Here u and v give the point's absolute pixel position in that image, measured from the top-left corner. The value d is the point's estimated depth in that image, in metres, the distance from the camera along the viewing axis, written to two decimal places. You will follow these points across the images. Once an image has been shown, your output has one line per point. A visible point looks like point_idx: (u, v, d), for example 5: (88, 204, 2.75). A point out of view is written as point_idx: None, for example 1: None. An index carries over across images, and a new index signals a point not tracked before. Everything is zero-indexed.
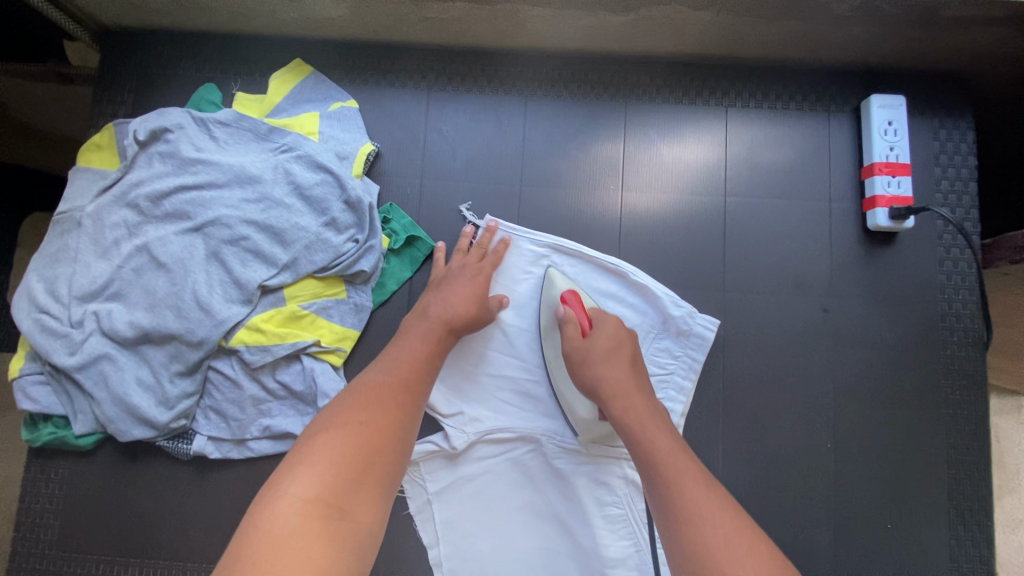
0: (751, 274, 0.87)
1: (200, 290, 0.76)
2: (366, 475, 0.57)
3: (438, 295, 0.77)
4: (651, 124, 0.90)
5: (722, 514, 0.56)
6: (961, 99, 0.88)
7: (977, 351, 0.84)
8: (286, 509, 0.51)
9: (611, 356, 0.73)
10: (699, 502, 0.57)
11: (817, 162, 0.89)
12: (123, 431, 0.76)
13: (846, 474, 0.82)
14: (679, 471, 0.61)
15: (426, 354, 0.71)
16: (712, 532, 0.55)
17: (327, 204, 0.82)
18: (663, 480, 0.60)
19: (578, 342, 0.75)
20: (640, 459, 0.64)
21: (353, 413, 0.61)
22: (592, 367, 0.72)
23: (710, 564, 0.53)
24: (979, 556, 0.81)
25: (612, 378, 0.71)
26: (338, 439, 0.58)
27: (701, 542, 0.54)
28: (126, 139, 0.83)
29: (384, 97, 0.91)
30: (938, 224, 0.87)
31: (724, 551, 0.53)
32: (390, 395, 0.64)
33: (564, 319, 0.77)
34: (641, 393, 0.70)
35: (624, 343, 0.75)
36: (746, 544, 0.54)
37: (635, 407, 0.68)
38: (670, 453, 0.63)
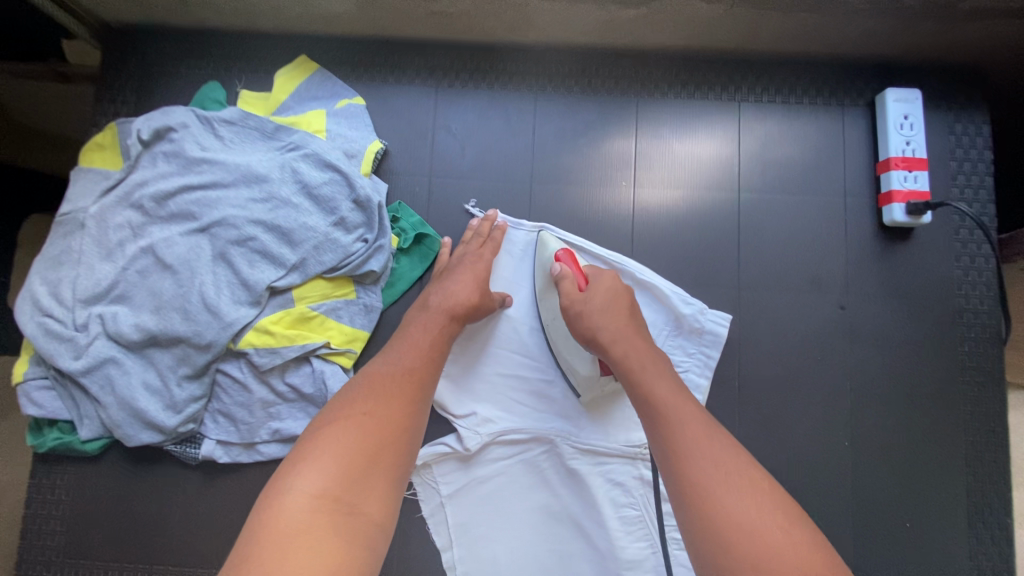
0: (766, 270, 0.84)
1: (208, 291, 0.77)
2: (373, 469, 0.57)
3: (439, 286, 0.76)
4: (663, 119, 0.88)
5: (723, 455, 0.56)
6: (979, 92, 0.86)
7: (996, 347, 0.82)
8: (293, 506, 0.52)
9: (609, 307, 0.72)
10: (699, 441, 0.57)
11: (829, 157, 0.87)
12: (130, 435, 0.79)
13: (862, 473, 0.80)
14: (679, 410, 0.60)
15: (433, 342, 0.70)
16: (712, 469, 0.55)
17: (335, 203, 0.81)
18: (663, 418, 0.60)
19: (574, 296, 0.73)
20: (640, 402, 0.63)
21: (358, 406, 0.61)
22: (590, 317, 0.71)
23: (709, 498, 0.53)
24: (999, 553, 0.79)
25: (611, 324, 0.70)
26: (344, 433, 0.58)
27: (701, 478, 0.54)
28: (130, 138, 0.84)
29: (391, 93, 0.89)
30: (955, 218, 0.84)
31: (724, 489, 0.54)
32: (395, 386, 0.64)
33: (559, 275, 0.75)
34: (641, 339, 0.70)
35: (623, 294, 0.74)
36: (745, 484, 0.54)
37: (635, 351, 0.68)
38: (670, 395, 0.62)
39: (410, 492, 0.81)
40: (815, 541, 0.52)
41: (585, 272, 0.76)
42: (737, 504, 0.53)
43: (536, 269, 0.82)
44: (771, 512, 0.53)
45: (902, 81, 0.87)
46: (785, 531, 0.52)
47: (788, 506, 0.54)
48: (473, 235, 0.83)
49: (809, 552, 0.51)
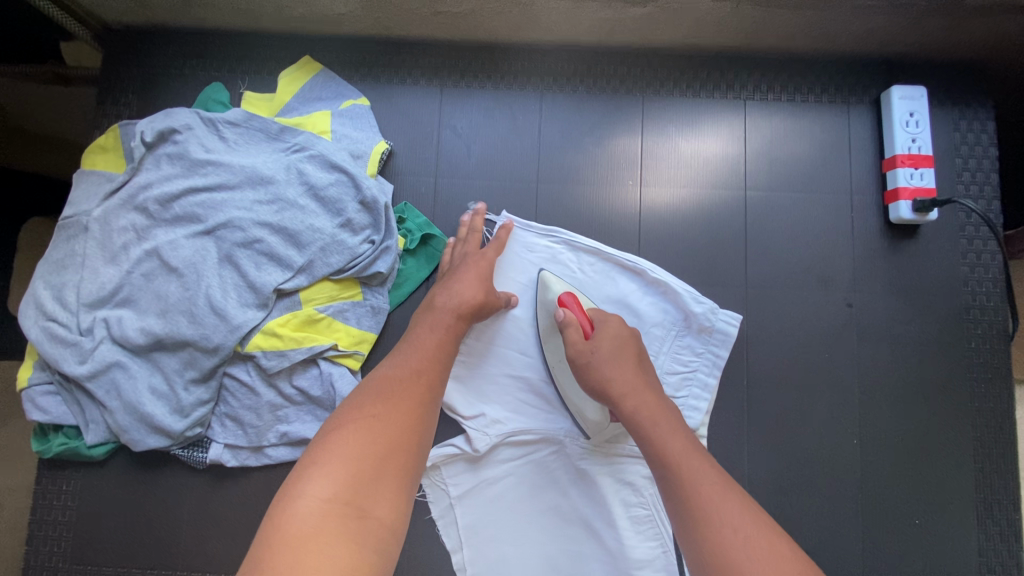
0: (774, 268, 0.84)
1: (215, 294, 0.77)
2: (384, 472, 0.57)
3: (443, 287, 0.76)
4: (668, 117, 0.88)
5: (742, 517, 0.56)
6: (983, 89, 0.86)
7: (1003, 344, 0.82)
8: (304, 510, 0.52)
9: (618, 354, 0.71)
10: (716, 502, 0.57)
11: (835, 155, 0.87)
12: (137, 439, 0.78)
13: (871, 471, 0.80)
14: (693, 470, 0.60)
15: (440, 344, 0.70)
16: (731, 533, 0.54)
17: (342, 204, 0.81)
18: (678, 481, 0.59)
19: (580, 346, 0.71)
20: (654, 460, 0.63)
21: (367, 409, 0.61)
22: (598, 369, 0.70)
23: (731, 568, 0.52)
24: (1008, 549, 0.79)
25: (620, 375, 0.69)
26: (354, 437, 0.58)
27: (720, 546, 0.54)
28: (133, 141, 0.84)
29: (396, 93, 0.89)
30: (961, 214, 0.84)
31: (745, 555, 0.53)
32: (403, 389, 0.64)
33: (564, 323, 0.74)
34: (650, 389, 0.69)
35: (630, 340, 0.73)
36: (767, 546, 0.53)
37: (645, 404, 0.67)
38: (683, 452, 0.62)
39: (420, 494, 0.81)
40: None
41: (591, 318, 0.75)
42: (761, 574, 0.52)
43: (540, 309, 0.81)
44: (794, 573, 0.52)
45: (906, 78, 0.87)
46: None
47: (811, 567, 0.53)
48: (476, 235, 0.82)
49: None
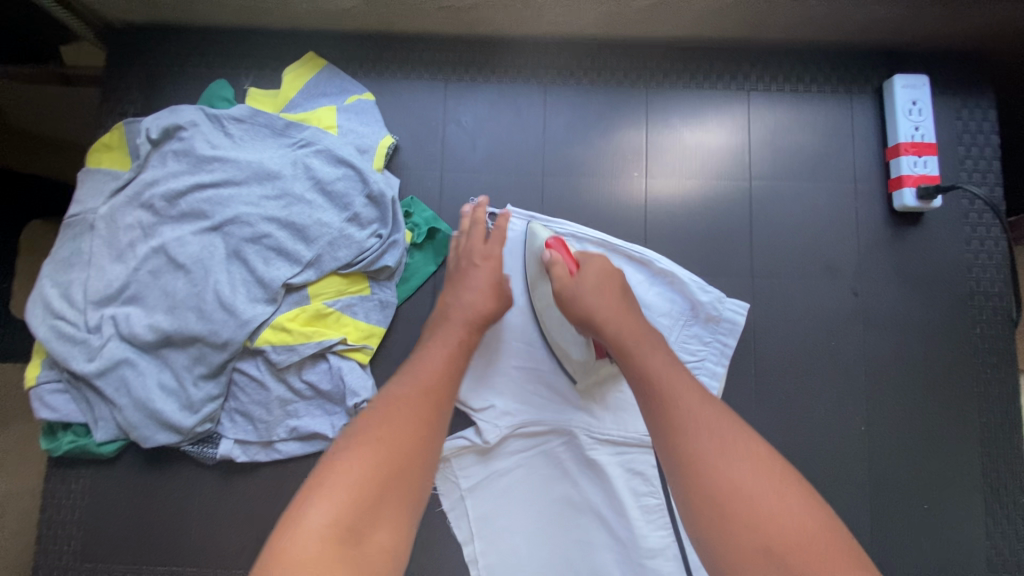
0: (780, 258, 0.85)
1: (223, 290, 0.77)
2: (385, 498, 0.56)
3: (453, 296, 0.74)
4: (671, 110, 0.89)
5: (719, 425, 0.57)
6: (984, 78, 0.87)
7: (1008, 329, 0.82)
8: (306, 537, 0.51)
9: (601, 287, 0.71)
10: (695, 411, 0.57)
11: (838, 144, 0.87)
12: (147, 436, 0.78)
13: (879, 457, 0.81)
14: (673, 382, 0.60)
15: (450, 362, 0.68)
16: (707, 438, 0.55)
17: (349, 199, 0.81)
18: (657, 393, 0.60)
19: (566, 281, 0.71)
20: (635, 379, 0.63)
21: (375, 430, 0.59)
22: (582, 300, 0.69)
23: (702, 467, 0.54)
24: (1014, 532, 0.80)
25: (602, 304, 0.69)
26: (357, 461, 0.56)
27: (695, 450, 0.55)
28: (139, 138, 0.84)
29: (401, 88, 0.89)
30: (965, 201, 0.85)
31: (719, 458, 0.54)
32: (412, 409, 0.61)
33: (551, 262, 0.73)
34: (632, 315, 0.69)
35: (613, 274, 0.73)
36: (741, 453, 0.55)
37: (626, 325, 0.67)
38: (664, 369, 0.61)
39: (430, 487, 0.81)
40: (810, 504, 0.53)
41: (576, 258, 0.74)
42: (733, 476, 0.53)
43: (527, 257, 0.81)
44: (768, 475, 0.54)
45: (907, 68, 0.88)
46: (780, 497, 0.52)
47: (784, 468, 0.55)
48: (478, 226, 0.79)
49: (804, 516, 0.52)
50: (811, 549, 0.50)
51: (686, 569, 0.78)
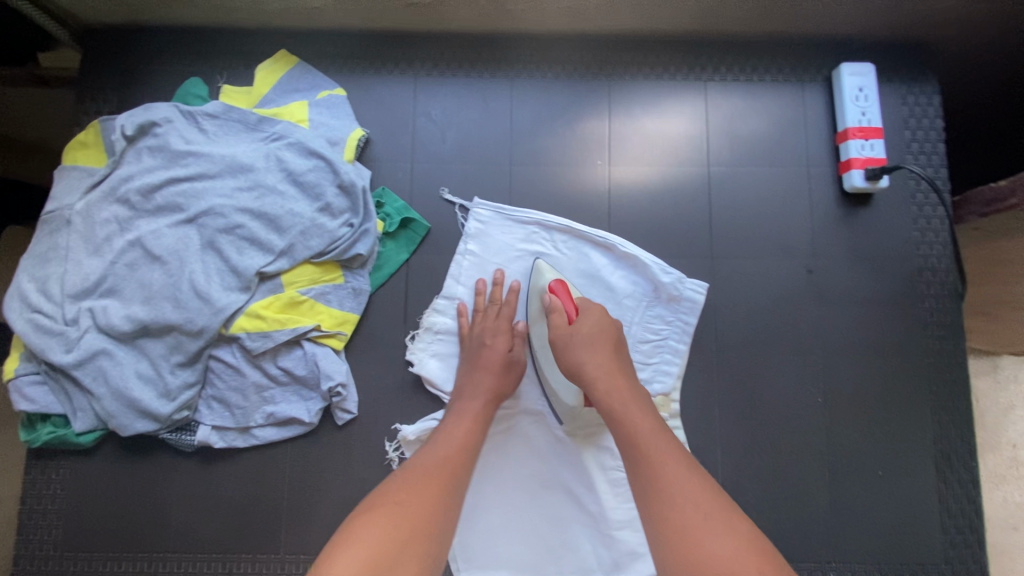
0: (738, 239, 0.89)
1: (198, 279, 0.79)
2: (404, 563, 0.55)
3: (466, 375, 0.79)
4: (634, 100, 0.92)
5: (703, 495, 0.58)
6: (928, 65, 0.91)
7: (954, 302, 0.86)
8: None
9: (595, 340, 0.73)
10: (677, 480, 0.59)
11: (791, 131, 0.91)
12: (126, 424, 0.80)
13: (836, 426, 0.85)
14: (660, 450, 0.62)
15: (468, 438, 0.71)
16: (693, 509, 0.57)
17: (321, 189, 0.84)
18: (645, 462, 0.62)
19: (562, 329, 0.75)
20: (624, 442, 0.65)
21: (394, 495, 0.61)
22: (574, 352, 0.72)
23: (689, 539, 0.55)
24: (966, 495, 0.84)
25: (594, 361, 0.71)
26: (379, 525, 0.57)
27: (679, 519, 0.57)
28: (113, 134, 0.86)
29: (372, 83, 0.92)
30: (912, 181, 0.89)
31: (704, 528, 0.56)
32: (431, 477, 0.64)
33: (551, 308, 0.77)
34: (624, 375, 0.71)
35: (611, 331, 0.74)
36: (725, 524, 0.56)
37: (618, 388, 0.69)
38: (651, 434, 0.64)
39: None
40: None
41: (576, 304, 0.77)
42: (717, 548, 0.54)
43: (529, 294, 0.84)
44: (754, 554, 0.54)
45: (855, 57, 0.92)
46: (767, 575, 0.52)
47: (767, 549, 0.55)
48: (489, 303, 0.85)
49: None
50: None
51: None
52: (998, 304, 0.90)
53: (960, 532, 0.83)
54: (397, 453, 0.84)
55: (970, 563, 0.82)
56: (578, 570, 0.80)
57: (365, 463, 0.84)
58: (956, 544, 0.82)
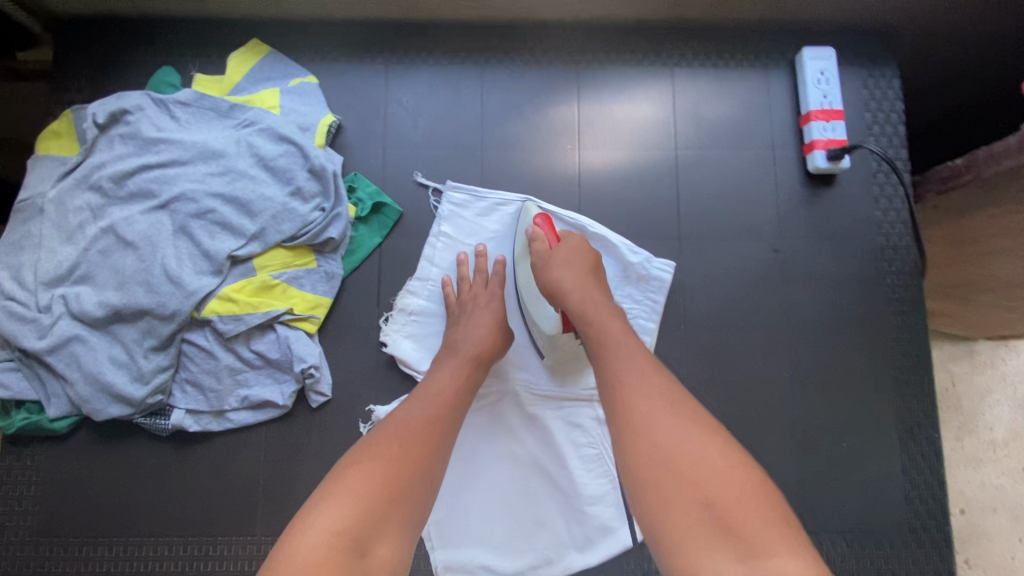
0: (705, 220, 0.90)
1: (169, 263, 0.80)
2: (390, 514, 0.57)
3: (461, 332, 0.79)
4: (603, 86, 0.93)
5: (668, 392, 0.59)
6: (888, 49, 0.93)
7: (915, 278, 0.89)
8: (312, 541, 0.53)
9: (572, 260, 0.75)
10: (637, 376, 0.60)
11: (756, 115, 0.93)
12: (99, 409, 0.80)
13: (802, 401, 0.86)
14: (625, 351, 0.63)
15: (457, 392, 0.71)
16: (655, 402, 0.57)
17: (292, 174, 0.85)
18: (608, 362, 0.63)
19: (544, 253, 0.78)
20: (592, 346, 0.66)
21: (382, 447, 0.61)
22: (550, 269, 0.75)
23: (648, 427, 0.56)
24: (929, 466, 0.86)
25: (569, 275, 0.73)
26: (366, 474, 0.58)
27: (635, 410, 0.57)
28: (85, 123, 0.86)
29: (344, 71, 0.93)
30: (873, 162, 0.91)
31: (665, 418, 0.56)
32: (419, 431, 0.64)
33: (533, 237, 0.80)
34: (598, 287, 0.72)
35: (589, 253, 0.76)
36: (682, 415, 0.56)
37: (591, 298, 0.70)
38: (619, 338, 0.64)
39: None
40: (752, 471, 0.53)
41: (558, 233, 0.80)
42: (676, 439, 0.54)
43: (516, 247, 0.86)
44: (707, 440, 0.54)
45: (817, 42, 0.95)
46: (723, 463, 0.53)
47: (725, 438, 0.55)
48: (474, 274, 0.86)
49: (744, 478, 0.52)
50: (749, 508, 0.50)
51: (623, 514, 0.83)
52: (974, 284, 0.92)
53: (924, 502, 0.85)
54: None
55: (934, 532, 0.84)
56: (551, 545, 0.82)
57: (340, 445, 0.85)
58: (920, 514, 0.85)
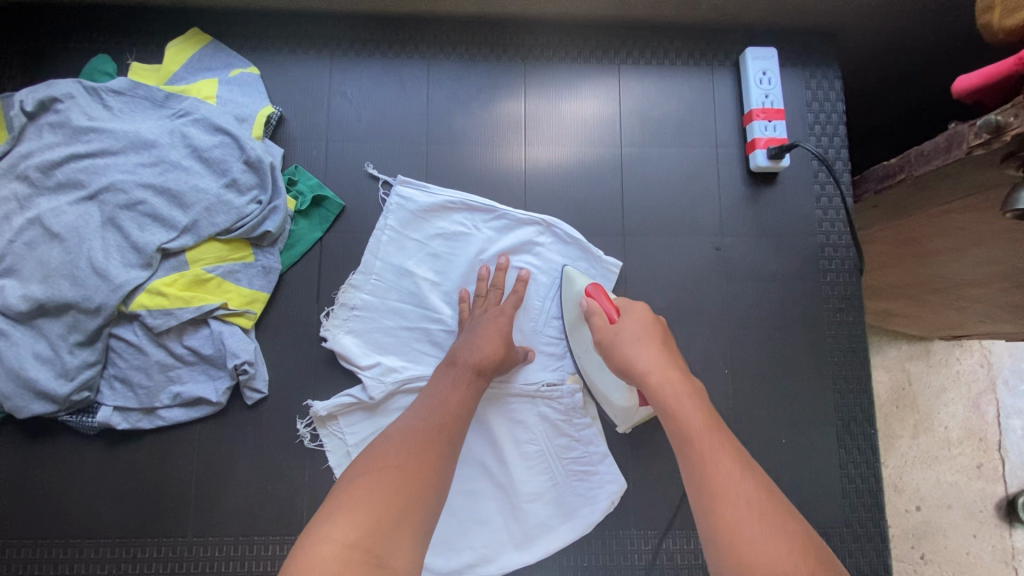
0: (650, 218, 0.91)
1: (97, 256, 0.77)
2: (404, 519, 0.56)
3: (464, 342, 0.77)
4: (551, 84, 0.93)
5: (757, 498, 0.56)
6: (829, 51, 0.95)
7: (853, 276, 0.90)
8: (326, 553, 0.51)
9: (643, 336, 0.72)
10: (732, 482, 0.57)
11: (702, 114, 0.94)
12: (21, 406, 0.77)
13: (743, 396, 0.87)
14: (716, 450, 0.60)
15: (461, 404, 0.70)
16: (743, 512, 0.55)
17: (226, 165, 0.83)
18: (697, 457, 0.60)
19: (607, 330, 0.75)
20: (676, 438, 0.63)
21: (392, 459, 0.61)
22: (623, 348, 0.72)
23: (737, 539, 0.53)
24: (865, 460, 0.87)
25: (645, 357, 0.70)
26: (378, 486, 0.57)
27: (733, 519, 0.55)
28: (12, 109, 0.82)
29: (286, 63, 0.92)
30: (813, 162, 0.93)
31: (756, 531, 0.53)
32: (425, 440, 0.64)
33: (591, 311, 0.78)
34: (678, 369, 0.69)
35: (655, 324, 0.74)
36: (777, 525, 0.54)
37: (673, 385, 0.67)
38: (705, 432, 0.62)
39: (316, 444, 0.84)
40: None
41: (616, 305, 0.76)
42: (767, 556, 0.52)
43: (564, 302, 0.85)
44: (801, 553, 0.52)
45: (763, 43, 0.95)
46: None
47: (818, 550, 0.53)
48: (491, 287, 0.85)
49: None
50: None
51: (562, 512, 0.83)
52: (924, 284, 0.94)
53: (860, 496, 0.86)
54: (308, 430, 0.84)
55: (869, 526, 0.85)
56: (489, 543, 0.81)
57: (276, 441, 0.83)
58: (857, 509, 0.86)
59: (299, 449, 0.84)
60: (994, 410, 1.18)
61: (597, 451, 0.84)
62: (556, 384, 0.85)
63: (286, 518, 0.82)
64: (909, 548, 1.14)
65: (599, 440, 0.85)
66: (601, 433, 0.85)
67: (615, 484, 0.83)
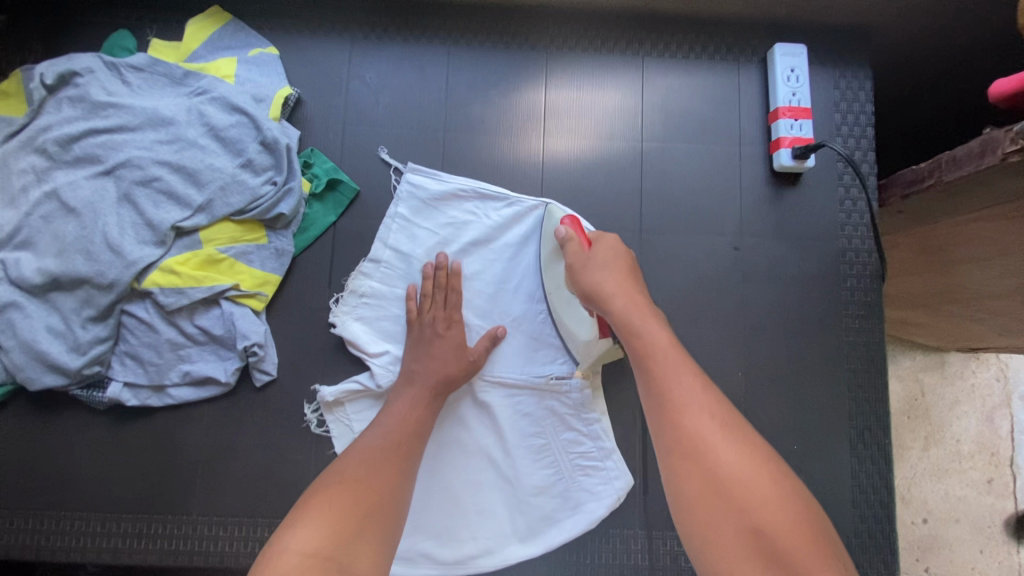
0: (669, 213, 0.89)
1: (111, 231, 0.77)
2: (366, 529, 0.56)
3: (413, 359, 0.78)
4: (572, 74, 0.92)
5: (714, 406, 0.56)
6: (862, 50, 0.92)
7: (876, 282, 0.88)
8: (287, 561, 0.50)
9: (610, 265, 0.73)
10: (689, 391, 0.57)
11: (725, 110, 0.92)
12: (33, 378, 0.77)
13: (755, 400, 0.86)
14: (673, 363, 0.60)
15: (417, 425, 0.72)
16: (701, 419, 0.55)
17: (243, 145, 0.83)
18: (656, 372, 0.60)
19: (579, 254, 0.74)
20: (635, 353, 0.63)
21: (349, 474, 0.61)
22: (591, 272, 0.72)
23: (699, 445, 0.54)
24: (878, 470, 0.85)
25: (610, 281, 0.71)
26: (337, 496, 0.58)
27: (691, 429, 0.55)
28: (34, 82, 0.82)
29: (306, 45, 0.91)
30: (838, 163, 0.91)
31: (714, 436, 0.54)
32: (382, 456, 0.65)
33: (565, 238, 0.77)
34: (641, 294, 0.70)
35: (624, 255, 0.74)
36: (735, 433, 0.55)
37: (634, 307, 0.67)
38: (665, 347, 0.62)
39: (323, 429, 0.83)
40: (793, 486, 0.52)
41: (589, 234, 0.77)
42: (728, 461, 0.52)
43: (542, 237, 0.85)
44: (754, 459, 0.53)
45: (792, 39, 0.93)
46: (774, 483, 0.52)
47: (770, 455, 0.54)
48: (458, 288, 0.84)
49: (790, 494, 0.51)
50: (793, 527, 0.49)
51: (567, 507, 0.82)
52: (943, 293, 0.91)
53: (871, 506, 0.84)
54: (316, 415, 0.84)
55: (880, 538, 0.84)
56: (492, 536, 0.81)
57: (283, 425, 0.83)
58: (867, 519, 0.84)
59: (306, 434, 0.83)
60: (1008, 425, 1.16)
61: (604, 447, 0.83)
62: (565, 379, 0.83)
63: (290, 502, 0.82)
64: (914, 560, 1.12)
65: (607, 437, 0.84)
66: (610, 430, 0.84)
67: (621, 481, 0.82)
